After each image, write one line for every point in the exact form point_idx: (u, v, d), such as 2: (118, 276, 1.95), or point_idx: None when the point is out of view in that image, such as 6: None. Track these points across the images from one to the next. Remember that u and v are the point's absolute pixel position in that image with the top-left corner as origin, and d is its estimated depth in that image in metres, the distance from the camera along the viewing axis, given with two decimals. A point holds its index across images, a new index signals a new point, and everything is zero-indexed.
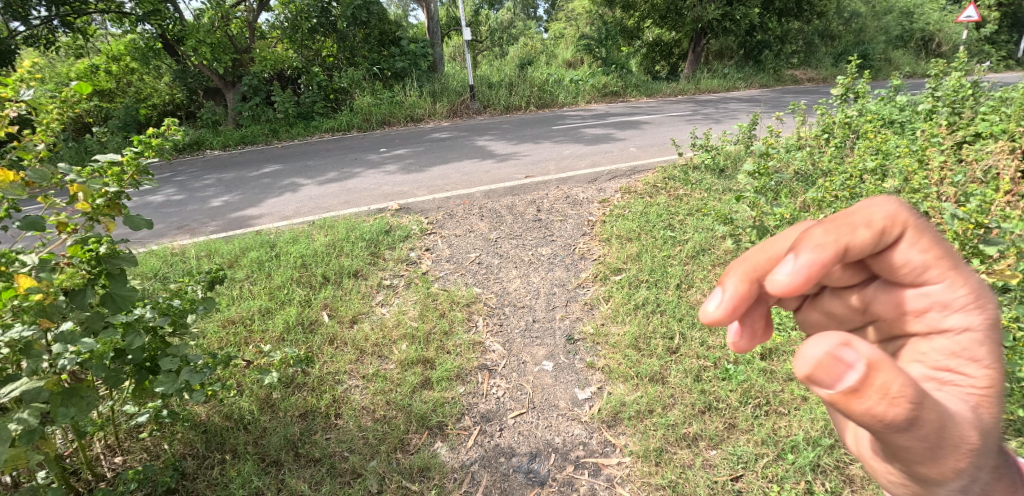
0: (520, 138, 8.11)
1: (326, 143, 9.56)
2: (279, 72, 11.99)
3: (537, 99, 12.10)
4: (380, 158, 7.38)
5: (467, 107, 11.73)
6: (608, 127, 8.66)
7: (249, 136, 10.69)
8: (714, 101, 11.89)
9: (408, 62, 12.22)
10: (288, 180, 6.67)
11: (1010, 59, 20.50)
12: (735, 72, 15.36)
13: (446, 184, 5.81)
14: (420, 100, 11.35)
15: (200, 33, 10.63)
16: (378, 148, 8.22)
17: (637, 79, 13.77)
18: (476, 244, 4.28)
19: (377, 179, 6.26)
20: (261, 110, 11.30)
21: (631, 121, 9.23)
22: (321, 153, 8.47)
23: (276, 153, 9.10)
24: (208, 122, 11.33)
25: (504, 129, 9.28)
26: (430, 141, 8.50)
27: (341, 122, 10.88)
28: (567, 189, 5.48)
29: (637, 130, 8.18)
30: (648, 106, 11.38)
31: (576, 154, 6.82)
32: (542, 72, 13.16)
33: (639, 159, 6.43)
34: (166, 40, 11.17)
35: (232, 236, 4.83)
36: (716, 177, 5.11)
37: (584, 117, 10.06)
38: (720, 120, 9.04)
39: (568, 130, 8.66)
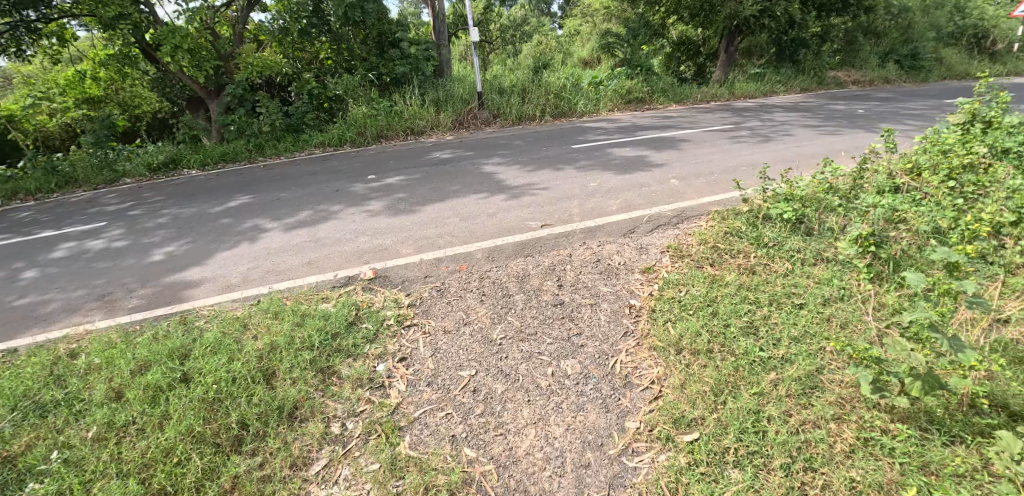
0: (535, 162, 6.75)
1: (313, 163, 8.36)
2: (268, 79, 10.78)
3: (553, 107, 10.73)
4: (366, 188, 6.11)
5: (475, 116, 10.47)
6: (638, 146, 7.28)
7: (232, 153, 9.53)
8: (755, 109, 10.44)
9: (408, 68, 10.98)
10: (252, 220, 5.46)
11: None
12: (773, 74, 13.80)
13: (441, 234, 4.53)
14: (422, 110, 10.12)
15: (175, 37, 9.39)
16: (368, 173, 6.96)
17: (665, 83, 12.33)
18: (471, 349, 3.02)
19: (356, 224, 4.99)
20: (246, 122, 10.14)
21: (664, 138, 7.82)
22: (301, 178, 7.26)
23: (254, 177, 7.93)
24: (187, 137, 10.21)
25: (515, 146, 7.98)
26: (429, 162, 7.21)
27: (333, 135, 9.64)
28: (596, 246, 4.17)
29: (676, 152, 6.79)
30: (681, 116, 9.97)
31: (605, 189, 5.47)
32: (559, 76, 11.81)
33: (687, 198, 5.06)
34: (144, 47, 10.01)
35: (152, 322, 3.63)
36: (800, 237, 3.78)
37: (609, 131, 8.69)
38: (771, 137, 7.64)
39: (591, 149, 7.32)
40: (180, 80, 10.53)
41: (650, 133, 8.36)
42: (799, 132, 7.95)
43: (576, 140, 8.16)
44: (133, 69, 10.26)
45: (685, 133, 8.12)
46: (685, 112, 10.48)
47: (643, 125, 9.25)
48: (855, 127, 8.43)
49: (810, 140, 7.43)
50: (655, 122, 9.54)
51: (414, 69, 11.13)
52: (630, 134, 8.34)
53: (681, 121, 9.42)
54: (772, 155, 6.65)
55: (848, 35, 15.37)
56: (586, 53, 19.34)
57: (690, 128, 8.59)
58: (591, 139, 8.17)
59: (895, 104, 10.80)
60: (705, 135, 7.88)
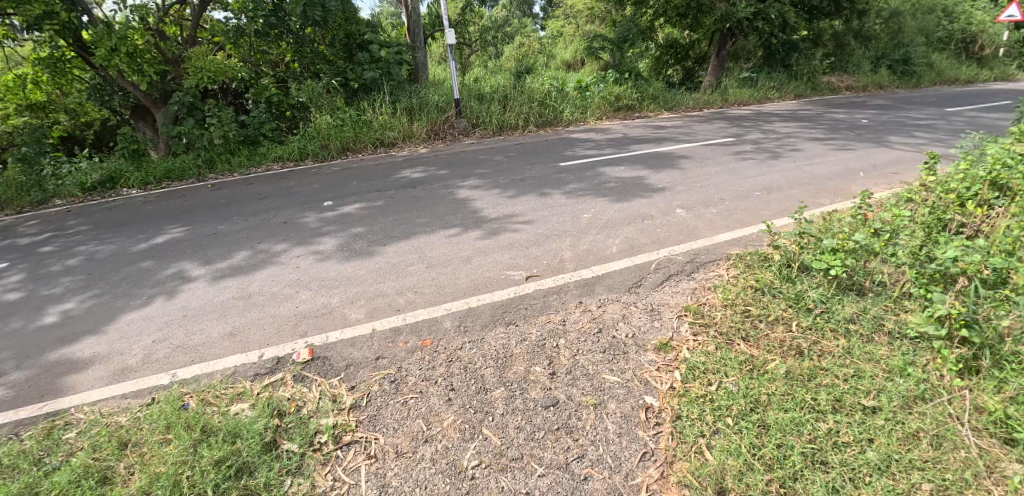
0: (519, 184, 5.84)
1: (266, 181, 7.37)
2: (223, 86, 9.59)
3: (538, 117, 9.84)
4: (319, 221, 5.14)
5: (452, 126, 9.57)
6: (635, 164, 6.44)
7: (177, 169, 8.38)
8: (753, 118, 9.77)
9: (378, 73, 9.96)
10: (177, 265, 4.48)
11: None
12: (766, 79, 13.15)
13: (402, 289, 3.62)
14: (394, 119, 9.20)
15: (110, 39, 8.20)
16: (325, 197, 5.97)
17: (655, 89, 11.53)
18: (432, 487, 2.14)
19: (300, 272, 4.05)
20: (196, 133, 8.90)
21: (662, 153, 6.99)
22: (248, 203, 6.26)
23: (198, 200, 6.89)
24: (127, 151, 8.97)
25: (496, 163, 7.08)
26: (398, 184, 6.27)
27: (292, 148, 8.55)
28: (595, 307, 3.32)
29: (678, 173, 5.96)
30: (675, 126, 9.20)
31: (602, 221, 4.62)
32: (542, 81, 10.95)
33: (699, 237, 4.25)
34: (82, 52, 8.81)
35: (4, 433, 2.66)
36: (860, 302, 3.13)
37: (600, 144, 7.87)
38: (778, 152, 6.90)
39: (581, 167, 6.48)
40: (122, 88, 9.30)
41: (645, 146, 7.54)
42: (807, 146, 7.24)
43: (564, 155, 7.32)
44: (67, 76, 9.00)
45: (684, 147, 7.33)
46: (679, 121, 9.71)
47: (637, 136, 8.42)
48: (865, 140, 7.77)
49: (822, 156, 6.69)
50: (648, 132, 8.72)
51: (384, 74, 10.13)
52: (624, 148, 7.52)
53: (676, 131, 8.62)
54: (785, 175, 5.91)
55: (840, 39, 14.84)
56: (568, 56, 18.56)
57: (688, 140, 7.80)
58: (581, 154, 7.31)
59: (896, 112, 10.26)
60: (707, 149, 7.08)
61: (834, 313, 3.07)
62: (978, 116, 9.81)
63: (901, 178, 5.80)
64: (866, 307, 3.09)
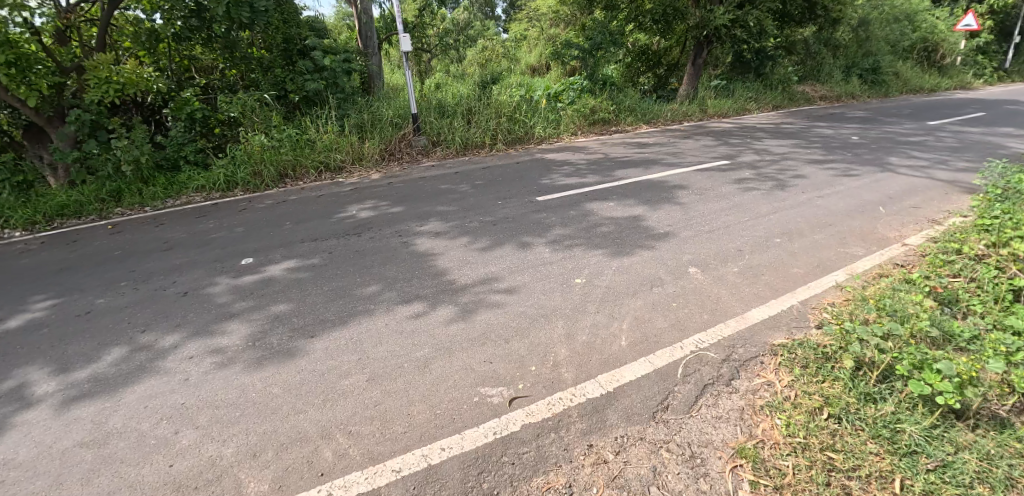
0: (489, 226, 4.70)
1: (180, 221, 6.01)
2: (136, 100, 7.89)
3: (507, 134, 8.56)
4: (228, 293, 3.87)
5: (409, 144, 8.32)
6: (624, 196, 5.42)
7: (74, 204, 6.79)
8: (739, 134, 9.00)
9: (321, 84, 8.42)
10: (23, 376, 3.20)
11: (998, 75, 19.13)
12: (743, 90, 12.50)
13: (331, 428, 2.48)
14: (341, 138, 7.84)
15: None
16: (241, 250, 4.67)
17: (632, 100, 10.60)
18: None
19: (187, 393, 2.84)
20: (103, 158, 7.29)
21: (653, 180, 6.00)
22: (147, 257, 4.88)
23: (88, 249, 5.46)
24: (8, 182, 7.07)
25: (459, 194, 5.92)
26: (339, 227, 5.02)
27: (218, 175, 7.07)
28: (613, 453, 2.30)
29: (677, 211, 5.00)
30: (659, 144, 8.26)
31: (599, 289, 3.57)
32: (509, 91, 9.82)
33: (729, 317, 3.28)
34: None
35: None
36: (974, 445, 2.23)
37: (580, 167, 6.81)
38: (784, 178, 6.07)
39: (563, 201, 5.40)
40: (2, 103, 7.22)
41: (631, 170, 6.54)
42: (810, 170, 6.46)
43: (539, 181, 6.21)
44: None
45: (676, 172, 6.37)
46: (661, 138, 8.79)
47: (619, 156, 7.42)
48: (866, 160, 7.08)
49: (830, 184, 5.90)
50: (630, 151, 7.74)
51: (330, 85, 8.59)
52: (608, 171, 6.49)
53: (661, 150, 7.68)
54: (801, 212, 5.05)
55: (814, 46, 14.38)
56: (533, 61, 18.03)
57: (678, 163, 6.86)
58: (560, 179, 6.22)
59: (882, 126, 9.75)
60: (703, 176, 6.14)
61: (957, 468, 2.13)
62: (963, 131, 9.40)
63: (925, 215, 5.06)
64: (990, 454, 2.18)
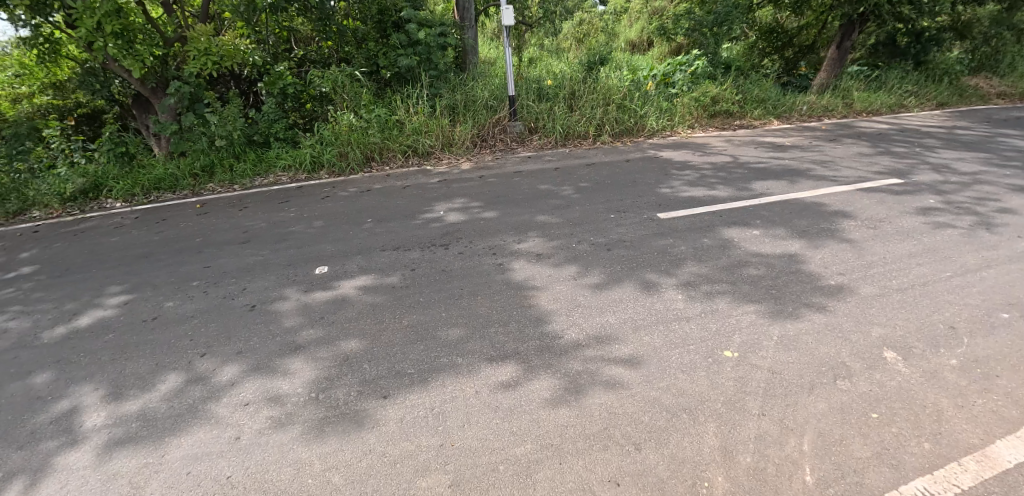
0: (601, 251, 3.82)
1: (263, 206, 5.70)
2: (234, 72, 7.77)
3: (615, 124, 7.40)
4: (296, 314, 3.34)
5: (504, 129, 7.48)
6: (771, 222, 4.29)
7: (168, 178, 6.78)
8: (903, 139, 7.30)
9: (414, 61, 7.57)
10: (80, 397, 2.88)
11: None
12: (897, 82, 10.37)
13: None
14: (431, 120, 7.16)
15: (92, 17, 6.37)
16: (316, 254, 4.15)
17: (760, 89, 9.05)
18: None
19: (233, 462, 2.31)
20: (199, 132, 7.22)
21: (806, 200, 4.77)
22: (224, 250, 4.54)
23: (173, 232, 5.28)
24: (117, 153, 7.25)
25: (561, 198, 5.04)
26: (423, 232, 4.36)
27: (306, 154, 6.70)
28: None
29: (849, 252, 3.82)
30: (798, 147, 6.83)
31: (760, 374, 2.61)
32: (617, 73, 8.67)
33: (964, 453, 2.18)
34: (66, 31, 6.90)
35: None
36: None
37: (705, 172, 5.66)
38: (989, 212, 4.60)
39: (692, 220, 4.35)
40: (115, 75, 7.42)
41: (771, 182, 5.31)
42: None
43: (656, 188, 5.17)
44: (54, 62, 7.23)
45: (833, 190, 5.07)
46: (798, 139, 7.31)
47: (752, 160, 6.15)
48: None
49: None
50: (764, 155, 6.43)
51: (424, 61, 7.73)
52: (741, 182, 5.31)
53: (804, 157, 6.30)
54: None
55: (993, 30, 11.69)
56: (634, 37, 16.45)
57: (832, 176, 5.51)
58: (682, 189, 5.14)
59: None
60: (872, 199, 4.82)
61: None
62: None
63: None
64: None
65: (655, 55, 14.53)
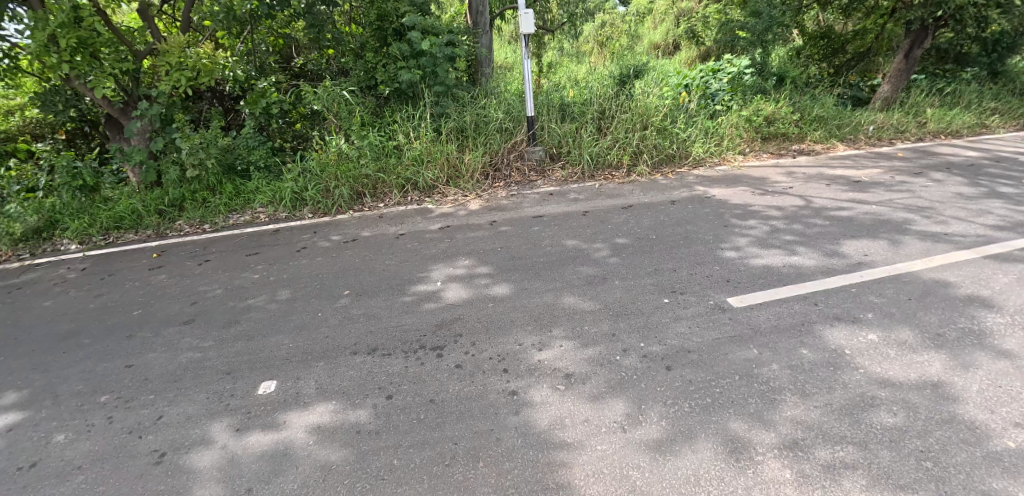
0: (659, 371, 2.67)
1: (227, 260, 4.71)
2: (214, 90, 6.83)
3: (653, 152, 6.22)
4: (216, 479, 2.28)
5: (522, 156, 6.36)
6: (889, 318, 3.11)
7: (131, 215, 5.87)
8: (1007, 173, 5.99)
9: (417, 75, 6.45)
10: None
11: None
12: (975, 97, 8.97)
13: None
14: (436, 145, 6.08)
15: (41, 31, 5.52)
16: (270, 355, 3.12)
17: (819, 105, 7.76)
18: None
19: None
20: (171, 160, 6.30)
21: (923, 277, 3.57)
22: (159, 336, 3.55)
23: (115, 295, 4.32)
24: (80, 184, 6.36)
25: (593, 261, 3.90)
26: (411, 321, 3.28)
27: (286, 188, 5.67)
28: None
29: (1019, 379, 2.62)
30: (878, 184, 5.61)
31: None
32: (654, 87, 7.48)
33: None
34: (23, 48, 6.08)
35: None
36: None
37: (777, 224, 4.46)
38: None
39: (780, 311, 3.17)
40: (82, 95, 6.57)
41: (865, 242, 4.11)
42: None
43: (715, 249, 4.01)
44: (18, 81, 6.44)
45: (953, 257, 3.86)
46: (875, 172, 6.06)
47: (828, 204, 4.94)
48: None
49: None
50: (841, 196, 5.21)
51: (429, 75, 6.56)
52: (825, 241, 4.13)
53: (893, 200, 5.07)
54: None
55: None
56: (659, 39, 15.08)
57: (941, 234, 4.30)
58: (752, 251, 3.96)
59: None
60: (1013, 275, 3.58)
61: None
62: None
63: None
64: None
65: (681, 60, 13.26)
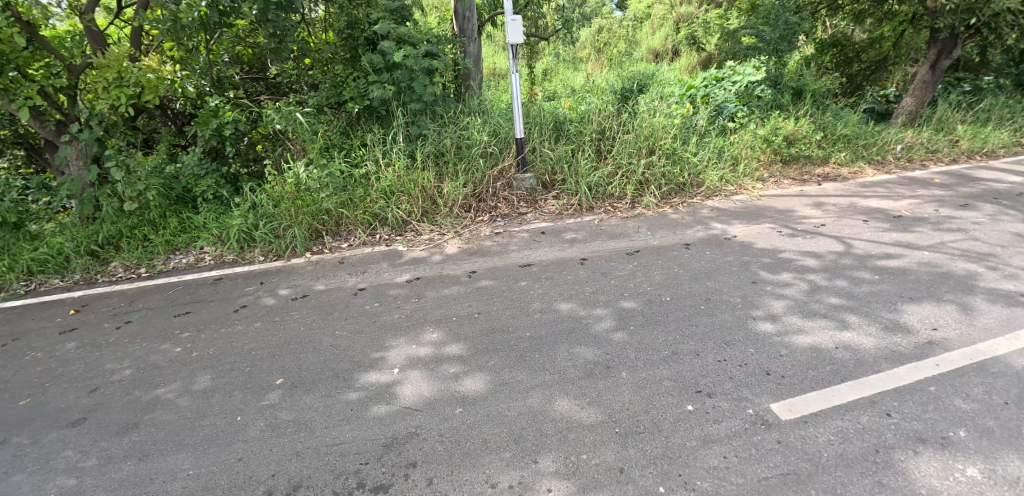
0: None
1: (153, 322, 3.91)
2: (163, 108, 6.00)
3: (661, 181, 5.41)
4: None
5: (510, 184, 5.54)
6: (990, 439, 2.31)
7: (57, 257, 5.04)
8: None
9: (390, 90, 5.59)
10: None
11: None
12: (1005, 111, 8.21)
13: None
14: (411, 172, 5.25)
15: None
16: (160, 491, 2.31)
17: (842, 122, 6.98)
18: None
19: None
20: (108, 190, 5.46)
21: (1017, 366, 2.77)
22: (32, 447, 2.73)
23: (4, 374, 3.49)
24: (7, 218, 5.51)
25: (593, 335, 3.10)
26: (351, 438, 2.46)
27: (233, 226, 4.85)
28: None
29: None
30: (922, 220, 4.83)
31: None
32: (658, 102, 6.66)
33: None
34: None
35: None
36: None
37: (815, 282, 3.66)
38: None
39: (842, 429, 2.37)
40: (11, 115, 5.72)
41: (929, 309, 3.32)
42: None
43: (745, 318, 3.22)
44: None
45: None
46: (914, 203, 5.29)
47: (871, 251, 4.16)
48: None
49: None
50: (883, 238, 4.43)
51: (404, 91, 5.74)
52: (878, 308, 3.35)
53: (946, 244, 4.29)
54: None
55: None
56: (656, 44, 14.33)
57: (1018, 294, 3.51)
58: (791, 324, 3.17)
59: None
60: None
61: None
62: None
63: None
64: None
65: (681, 67, 12.56)
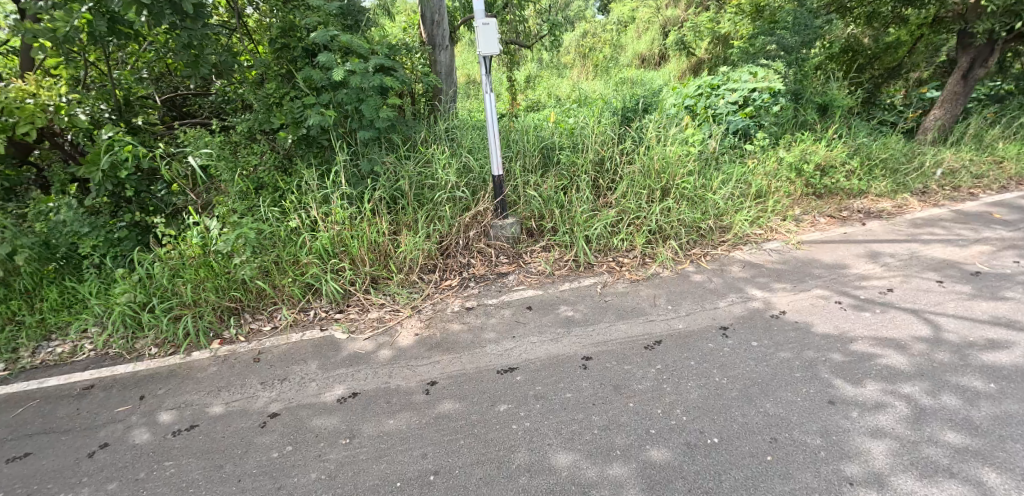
0: None
1: None
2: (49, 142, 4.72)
3: (674, 228, 4.33)
4: None
5: (485, 232, 4.41)
6: None
7: None
8: None
9: (331, 119, 4.39)
10: None
11: None
12: None
13: None
14: (357, 224, 4.07)
15: None
16: None
17: (873, 143, 5.99)
18: None
19: None
20: None
21: None
22: None
23: None
24: None
25: None
26: None
27: (118, 306, 3.61)
28: None
29: None
30: (1008, 279, 3.80)
31: None
32: (663, 121, 5.58)
33: None
34: None
35: None
36: None
37: (914, 401, 2.58)
38: None
39: None
40: None
41: None
42: None
43: (836, 485, 2.13)
44: None
45: None
46: (986, 251, 4.27)
47: (966, 336, 3.12)
48: None
49: None
50: (972, 311, 3.39)
51: (351, 118, 4.53)
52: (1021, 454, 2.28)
53: None
54: None
55: None
56: (643, 48, 13.33)
57: None
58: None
59: None
60: None
61: None
62: None
63: None
64: None
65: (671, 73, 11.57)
